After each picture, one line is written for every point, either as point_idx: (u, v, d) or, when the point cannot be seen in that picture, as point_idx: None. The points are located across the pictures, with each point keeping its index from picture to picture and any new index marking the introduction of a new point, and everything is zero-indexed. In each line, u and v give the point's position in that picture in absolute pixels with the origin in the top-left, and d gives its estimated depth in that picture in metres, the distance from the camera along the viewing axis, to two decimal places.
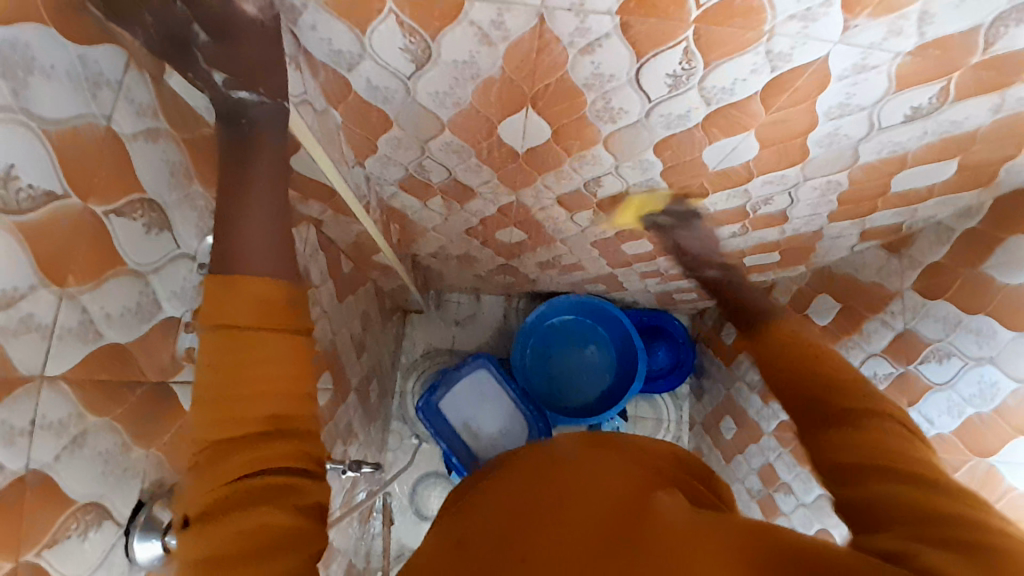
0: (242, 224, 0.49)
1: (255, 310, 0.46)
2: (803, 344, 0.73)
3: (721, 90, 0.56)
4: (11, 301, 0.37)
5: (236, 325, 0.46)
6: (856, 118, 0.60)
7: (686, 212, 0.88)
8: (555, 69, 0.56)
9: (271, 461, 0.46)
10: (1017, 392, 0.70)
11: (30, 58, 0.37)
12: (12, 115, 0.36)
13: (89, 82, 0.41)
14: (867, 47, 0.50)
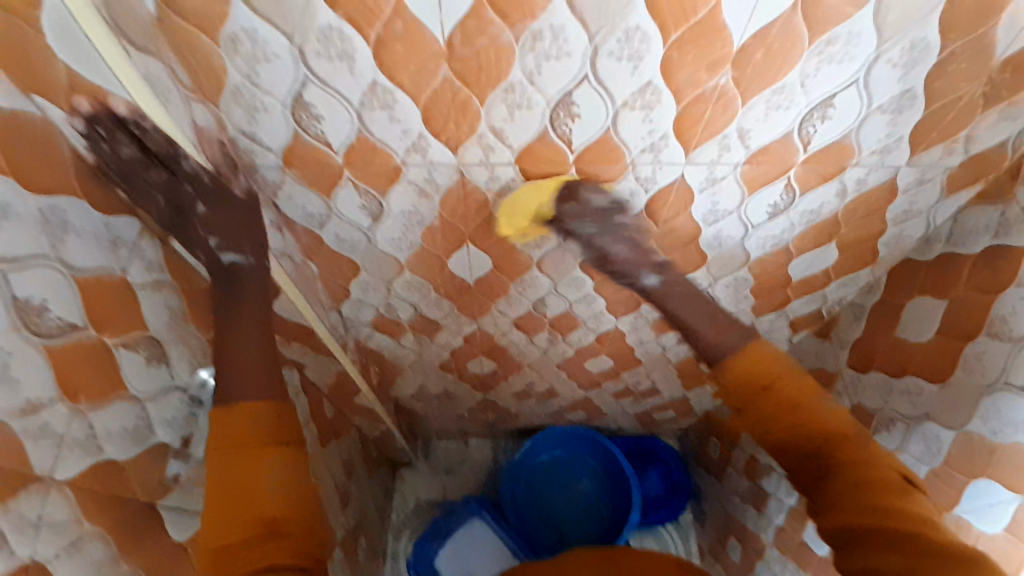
0: (230, 355, 0.65)
1: (249, 427, 0.60)
2: (751, 366, 0.79)
3: (614, 211, 0.72)
4: (34, 408, 0.47)
5: (235, 442, 0.59)
6: (730, 220, 0.74)
7: (630, 321, 1.00)
8: (480, 209, 0.71)
9: (266, 547, 0.55)
10: (955, 440, 0.72)
11: (67, 222, 0.50)
12: (46, 260, 0.48)
13: (111, 242, 0.55)
14: (710, 163, 0.64)
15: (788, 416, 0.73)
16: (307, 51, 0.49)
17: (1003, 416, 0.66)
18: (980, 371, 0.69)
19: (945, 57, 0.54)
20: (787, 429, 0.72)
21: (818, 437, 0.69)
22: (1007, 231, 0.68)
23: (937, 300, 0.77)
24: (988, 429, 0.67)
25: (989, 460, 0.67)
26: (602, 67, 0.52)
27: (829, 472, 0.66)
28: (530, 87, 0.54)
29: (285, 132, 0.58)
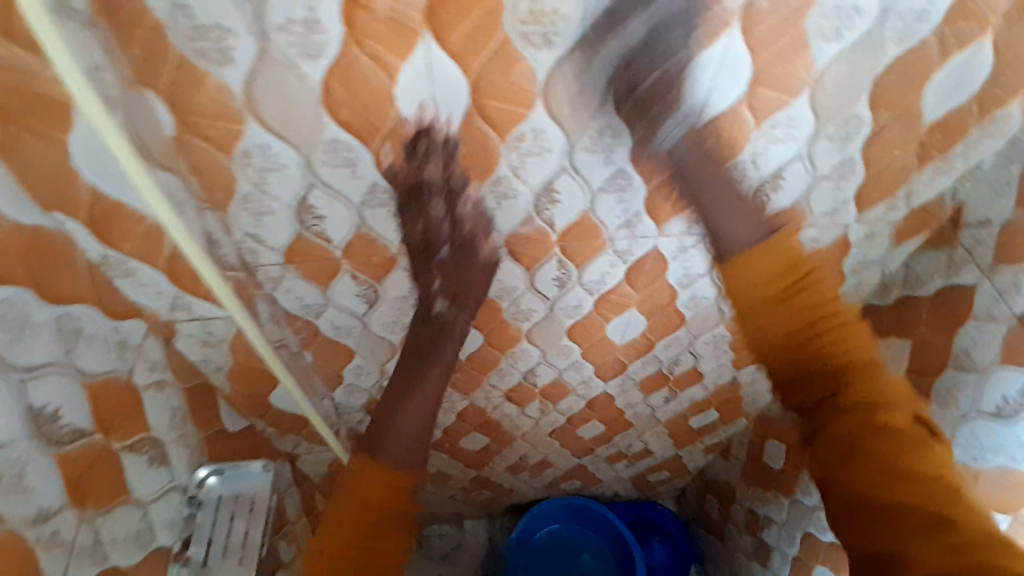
0: (388, 425, 0.79)
1: (379, 490, 0.76)
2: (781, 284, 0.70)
3: (596, 281, 0.77)
4: (45, 515, 0.49)
5: (365, 496, 0.75)
6: (701, 282, 0.80)
7: (617, 384, 1.03)
8: (472, 289, 0.75)
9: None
10: None
11: (79, 327, 0.55)
12: (62, 368, 0.52)
13: (117, 344, 0.60)
14: (679, 234, 0.71)
15: (797, 310, 0.72)
16: (315, 159, 0.55)
17: (982, 443, 0.67)
18: (953, 404, 0.71)
19: (879, 125, 0.62)
20: (811, 357, 0.73)
21: (830, 336, 0.73)
22: (958, 273, 0.73)
23: (901, 339, 0.80)
24: (971, 456, 0.69)
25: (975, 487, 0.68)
26: (578, 159, 0.59)
27: (811, 360, 0.74)
28: (515, 177, 0.60)
29: (289, 232, 0.63)
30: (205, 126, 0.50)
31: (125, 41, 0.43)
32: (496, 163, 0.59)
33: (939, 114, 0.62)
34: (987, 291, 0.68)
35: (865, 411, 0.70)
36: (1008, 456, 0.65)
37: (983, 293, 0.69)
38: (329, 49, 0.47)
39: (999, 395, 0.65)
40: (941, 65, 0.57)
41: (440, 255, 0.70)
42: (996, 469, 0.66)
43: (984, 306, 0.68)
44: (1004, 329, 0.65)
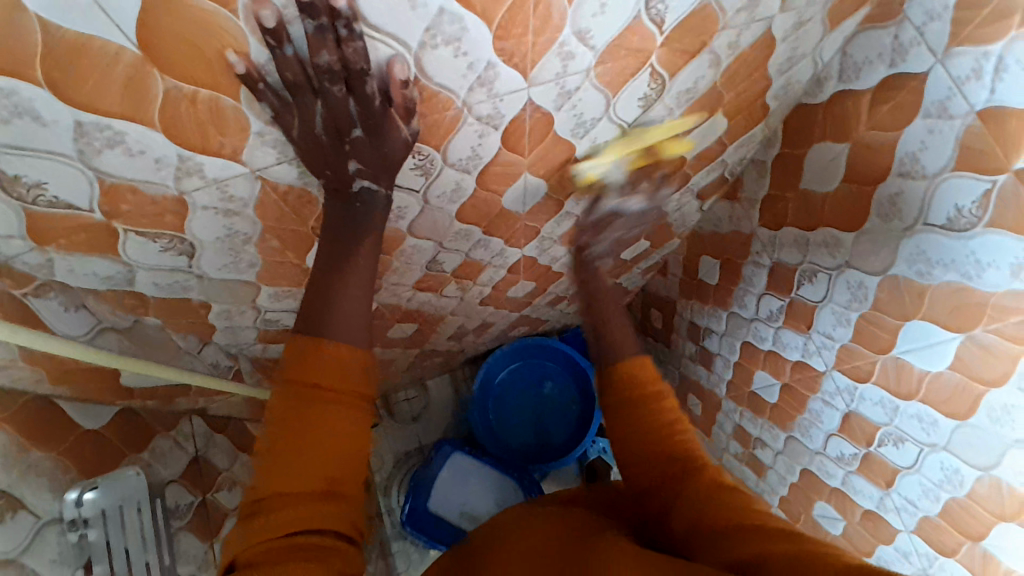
0: (331, 305, 0.50)
1: (336, 376, 0.48)
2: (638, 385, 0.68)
3: (469, 158, 0.60)
4: None
5: (314, 385, 0.47)
6: (601, 126, 0.63)
7: (536, 246, 0.92)
8: (312, 206, 0.58)
9: (319, 537, 0.44)
10: (881, 284, 0.70)
11: None
12: None
13: None
14: (557, 77, 0.53)
15: (654, 445, 0.64)
16: None
17: (930, 257, 0.62)
18: (897, 216, 0.65)
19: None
20: (696, 499, 0.56)
21: (714, 491, 0.57)
22: (903, 58, 0.60)
23: (839, 145, 0.70)
24: (916, 272, 0.64)
25: (919, 305, 0.65)
26: (365, 7, 0.38)
27: (675, 499, 0.58)
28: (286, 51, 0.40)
29: (12, 212, 0.46)
30: None
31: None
32: (250, 41, 0.38)
33: None
34: (940, 79, 0.57)
35: (743, 510, 0.53)
36: (956, 271, 0.60)
37: (936, 81, 0.57)
38: None
39: (951, 206, 0.58)
40: None
41: (347, 171, 0.51)
42: (945, 283, 0.61)
43: (936, 99, 0.57)
44: (961, 128, 0.55)
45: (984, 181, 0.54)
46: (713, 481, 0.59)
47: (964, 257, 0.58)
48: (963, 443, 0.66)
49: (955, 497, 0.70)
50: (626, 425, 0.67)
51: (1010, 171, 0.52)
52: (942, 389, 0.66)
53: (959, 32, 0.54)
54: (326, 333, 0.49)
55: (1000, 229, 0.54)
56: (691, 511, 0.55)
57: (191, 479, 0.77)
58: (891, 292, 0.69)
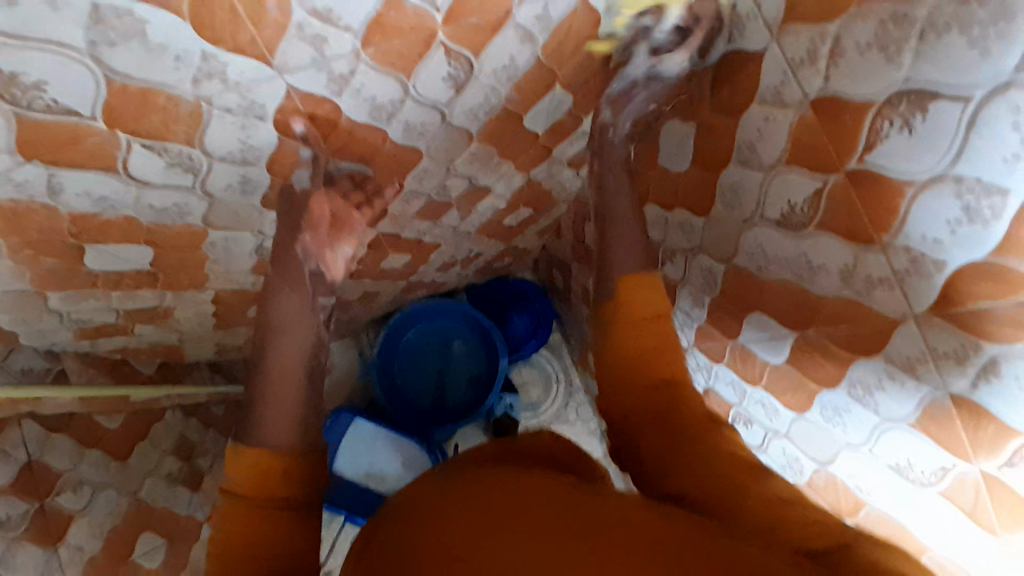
0: (264, 411, 0.53)
1: (272, 484, 0.50)
2: (643, 311, 0.60)
3: (243, 151, 0.51)
4: None
5: (254, 499, 0.49)
6: (409, 109, 0.55)
7: (393, 225, 0.85)
8: (50, 215, 0.50)
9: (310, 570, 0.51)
10: (726, 272, 0.68)
11: None
12: None
13: None
14: (317, 65, 0.44)
15: (635, 375, 0.59)
16: None
17: (766, 253, 0.59)
18: (738, 206, 0.61)
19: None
20: (662, 441, 0.55)
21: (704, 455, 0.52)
22: (741, 32, 0.53)
23: (687, 124, 0.65)
24: (755, 266, 0.61)
25: (759, 296, 0.63)
26: None
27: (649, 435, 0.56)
28: None
29: None
30: None
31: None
32: None
33: None
34: (775, 59, 0.50)
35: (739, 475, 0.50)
36: (791, 271, 0.56)
37: (772, 62, 0.50)
38: None
39: (784, 201, 0.53)
40: None
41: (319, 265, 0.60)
42: (779, 280, 0.59)
43: (772, 85, 0.51)
44: (793, 118, 0.49)
45: (815, 181, 0.49)
46: (693, 415, 0.56)
47: (796, 253, 0.54)
48: (802, 434, 0.68)
49: (796, 482, 0.74)
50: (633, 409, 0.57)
51: (843, 171, 0.46)
52: (779, 381, 0.67)
53: (796, 5, 0.46)
54: (259, 440, 0.51)
55: (829, 231, 0.49)
56: (688, 476, 0.51)
57: (21, 489, 0.70)
58: (735, 279, 0.66)
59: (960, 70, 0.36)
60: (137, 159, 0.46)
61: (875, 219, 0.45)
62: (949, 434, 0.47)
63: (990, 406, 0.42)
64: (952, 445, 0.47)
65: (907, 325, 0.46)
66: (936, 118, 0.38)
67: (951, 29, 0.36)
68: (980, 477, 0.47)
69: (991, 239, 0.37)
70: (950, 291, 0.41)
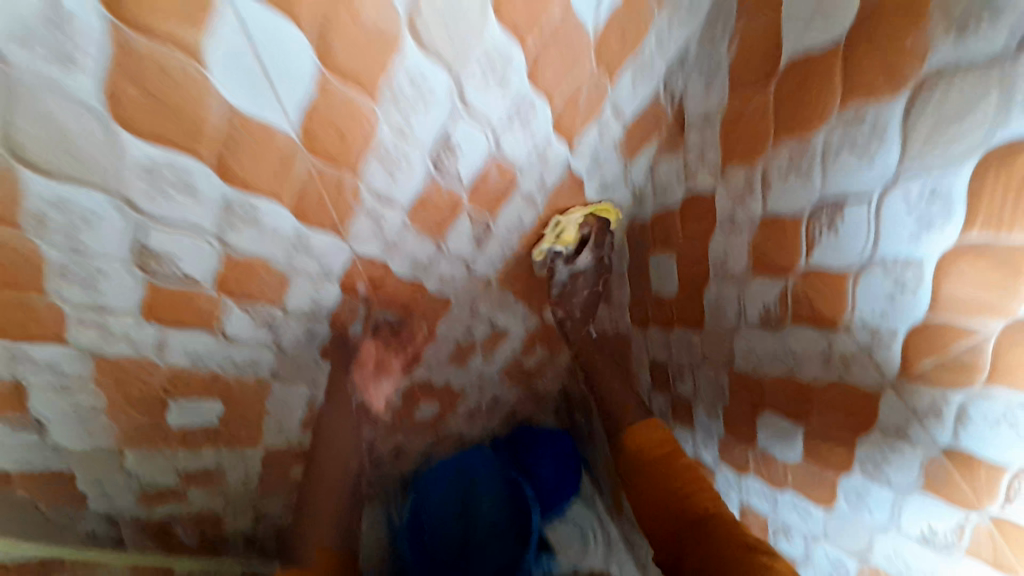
0: None
1: None
2: None
3: (313, 307, 0.63)
4: None
5: None
6: (442, 262, 0.69)
7: (425, 371, 0.94)
8: (153, 371, 0.60)
9: None
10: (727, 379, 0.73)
11: None
12: None
13: None
14: (375, 233, 0.58)
15: None
16: None
17: (758, 354, 0.66)
18: (725, 316, 0.70)
19: (531, 55, 0.50)
20: None
21: None
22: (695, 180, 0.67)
23: (667, 254, 0.78)
24: (752, 366, 0.68)
25: (763, 394, 0.68)
26: (151, 208, 0.43)
27: None
28: (88, 263, 0.45)
29: None
30: None
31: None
32: (46, 233, 0.42)
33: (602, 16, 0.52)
34: (723, 195, 0.64)
35: None
36: (782, 364, 0.63)
37: (721, 197, 0.64)
38: None
39: (761, 305, 0.63)
40: None
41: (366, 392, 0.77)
42: (776, 375, 0.65)
43: (726, 214, 0.64)
44: (750, 236, 0.62)
45: (778, 282, 0.59)
46: None
47: (781, 348, 0.62)
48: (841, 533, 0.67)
49: None
50: None
51: (797, 271, 0.57)
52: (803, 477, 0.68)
53: (728, 153, 0.61)
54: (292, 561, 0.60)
55: (802, 320, 0.58)
56: None
57: None
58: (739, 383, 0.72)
59: (857, 178, 0.48)
60: (232, 318, 0.58)
61: (833, 302, 0.54)
62: (954, 488, 0.50)
63: (977, 450, 0.47)
64: (957, 495, 0.50)
65: (887, 394, 0.52)
66: (851, 219, 0.50)
67: (842, 151, 0.48)
68: (992, 524, 0.49)
69: (922, 303, 0.46)
70: (910, 349, 0.48)
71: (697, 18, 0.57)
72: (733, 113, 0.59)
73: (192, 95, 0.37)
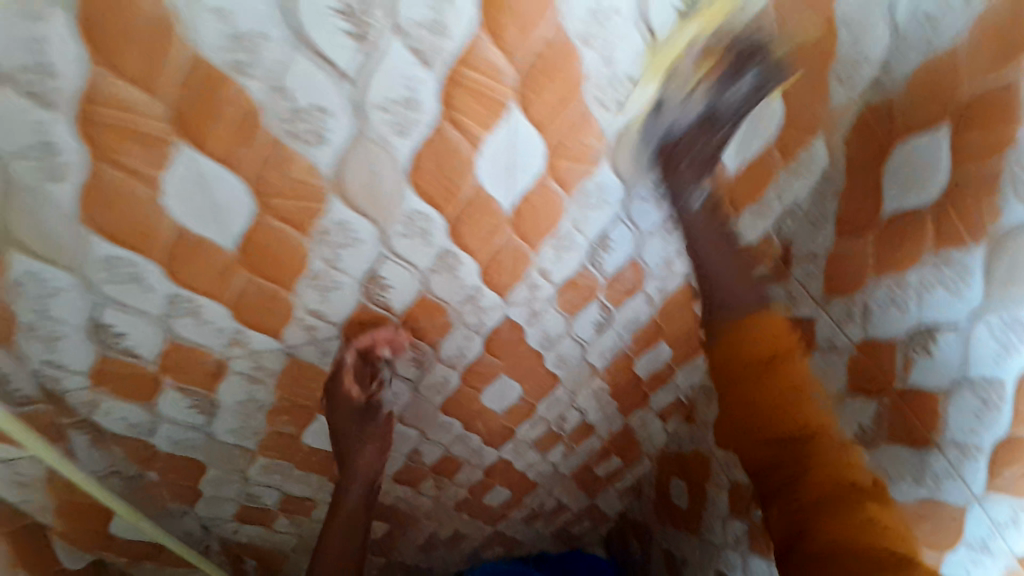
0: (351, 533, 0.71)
1: None
2: (774, 345, 0.73)
3: (456, 355, 0.75)
4: None
5: None
6: (565, 342, 0.79)
7: (511, 449, 1.00)
8: (320, 383, 0.71)
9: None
10: None
11: None
12: None
13: None
14: (528, 301, 0.70)
15: (777, 422, 0.72)
16: (94, 280, 0.50)
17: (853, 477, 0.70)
18: None
19: (687, 183, 0.64)
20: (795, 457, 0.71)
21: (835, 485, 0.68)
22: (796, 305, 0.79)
23: None
24: None
25: None
26: (397, 243, 0.57)
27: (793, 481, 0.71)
28: (332, 272, 0.58)
29: (90, 354, 0.57)
30: None
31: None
32: (320, 244, 0.54)
33: (742, 162, 0.65)
34: (824, 320, 0.74)
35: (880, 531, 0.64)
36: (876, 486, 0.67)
37: (822, 322, 0.74)
38: (71, 165, 0.42)
39: (856, 424, 0.69)
40: (733, 119, 0.60)
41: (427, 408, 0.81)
42: None
43: (824, 335, 0.74)
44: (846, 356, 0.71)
45: (872, 401, 0.67)
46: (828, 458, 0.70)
47: (877, 469, 0.67)
48: None
49: None
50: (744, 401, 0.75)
51: (893, 391, 0.64)
52: None
53: (832, 285, 0.71)
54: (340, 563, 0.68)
55: (897, 440, 0.64)
56: (832, 538, 0.65)
57: None
58: None
59: (946, 310, 0.56)
60: (398, 351, 0.71)
61: (925, 423, 0.60)
62: None
63: None
64: None
65: (973, 509, 0.56)
66: (941, 345, 0.57)
67: (935, 288, 0.57)
68: None
69: (1005, 421, 0.52)
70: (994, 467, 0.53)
71: (811, 174, 0.70)
72: (837, 253, 0.69)
73: (461, 164, 0.52)
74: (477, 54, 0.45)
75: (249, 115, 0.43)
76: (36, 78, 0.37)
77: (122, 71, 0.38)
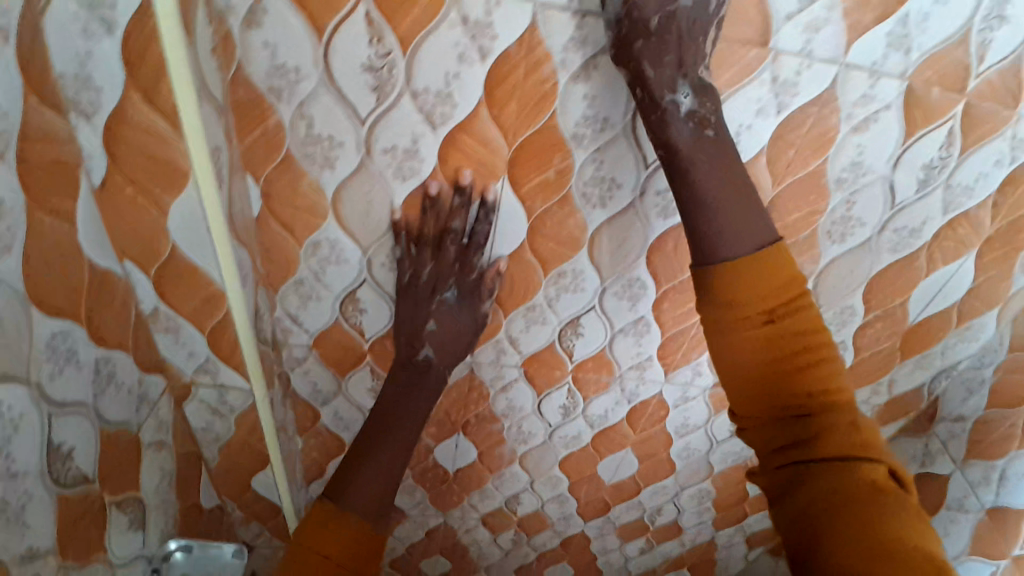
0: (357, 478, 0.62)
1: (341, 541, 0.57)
2: (786, 297, 0.48)
3: (599, 416, 0.80)
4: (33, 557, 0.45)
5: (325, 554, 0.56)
6: (697, 434, 0.83)
7: (596, 527, 1.01)
8: (478, 401, 0.78)
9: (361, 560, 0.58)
10: None
11: (114, 374, 0.55)
12: (87, 412, 0.51)
13: (139, 398, 0.60)
14: (685, 384, 0.76)
15: (781, 361, 0.48)
16: (375, 260, 0.62)
17: None
18: None
19: (867, 319, 0.70)
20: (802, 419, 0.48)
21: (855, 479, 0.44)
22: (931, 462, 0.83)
23: None
24: None
25: None
26: (608, 302, 0.66)
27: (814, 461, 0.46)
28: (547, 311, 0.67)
29: (328, 319, 0.67)
30: (286, 213, 0.57)
31: (241, 130, 0.51)
32: (550, 286, 0.64)
33: (921, 316, 0.70)
34: (958, 481, 0.79)
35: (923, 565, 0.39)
36: None
37: (955, 482, 0.79)
38: (421, 169, 0.54)
39: None
40: (931, 273, 0.66)
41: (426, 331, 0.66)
42: None
43: (955, 497, 0.79)
44: (973, 520, 0.77)
45: (991, 563, 0.75)
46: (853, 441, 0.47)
47: None
48: None
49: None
50: (752, 354, 0.48)
51: (1011, 555, 0.73)
52: None
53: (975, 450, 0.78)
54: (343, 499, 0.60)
55: None
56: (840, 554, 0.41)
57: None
58: None
59: None
60: (555, 395, 0.77)
61: None
62: None
63: None
64: None
65: None
66: None
67: None
68: None
69: None
70: None
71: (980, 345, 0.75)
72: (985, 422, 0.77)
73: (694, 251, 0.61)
74: (753, 173, 0.55)
75: (563, 175, 0.54)
76: (436, 103, 0.50)
77: (500, 122, 0.51)
